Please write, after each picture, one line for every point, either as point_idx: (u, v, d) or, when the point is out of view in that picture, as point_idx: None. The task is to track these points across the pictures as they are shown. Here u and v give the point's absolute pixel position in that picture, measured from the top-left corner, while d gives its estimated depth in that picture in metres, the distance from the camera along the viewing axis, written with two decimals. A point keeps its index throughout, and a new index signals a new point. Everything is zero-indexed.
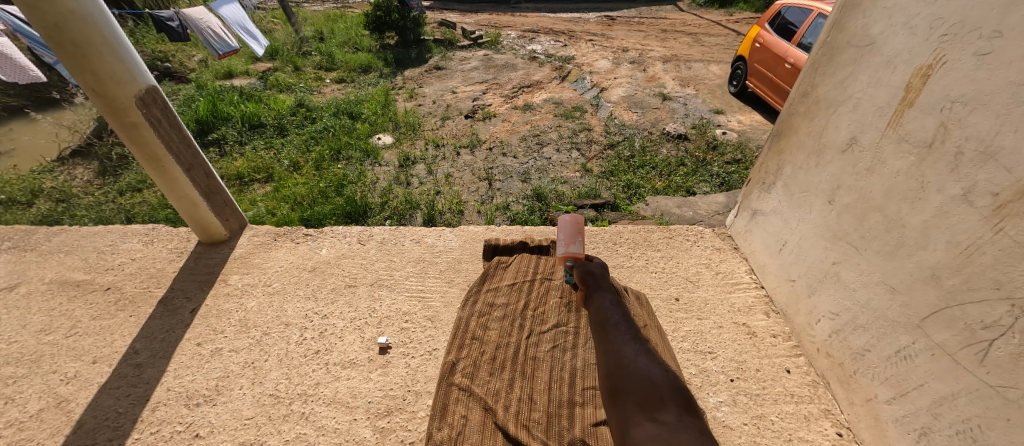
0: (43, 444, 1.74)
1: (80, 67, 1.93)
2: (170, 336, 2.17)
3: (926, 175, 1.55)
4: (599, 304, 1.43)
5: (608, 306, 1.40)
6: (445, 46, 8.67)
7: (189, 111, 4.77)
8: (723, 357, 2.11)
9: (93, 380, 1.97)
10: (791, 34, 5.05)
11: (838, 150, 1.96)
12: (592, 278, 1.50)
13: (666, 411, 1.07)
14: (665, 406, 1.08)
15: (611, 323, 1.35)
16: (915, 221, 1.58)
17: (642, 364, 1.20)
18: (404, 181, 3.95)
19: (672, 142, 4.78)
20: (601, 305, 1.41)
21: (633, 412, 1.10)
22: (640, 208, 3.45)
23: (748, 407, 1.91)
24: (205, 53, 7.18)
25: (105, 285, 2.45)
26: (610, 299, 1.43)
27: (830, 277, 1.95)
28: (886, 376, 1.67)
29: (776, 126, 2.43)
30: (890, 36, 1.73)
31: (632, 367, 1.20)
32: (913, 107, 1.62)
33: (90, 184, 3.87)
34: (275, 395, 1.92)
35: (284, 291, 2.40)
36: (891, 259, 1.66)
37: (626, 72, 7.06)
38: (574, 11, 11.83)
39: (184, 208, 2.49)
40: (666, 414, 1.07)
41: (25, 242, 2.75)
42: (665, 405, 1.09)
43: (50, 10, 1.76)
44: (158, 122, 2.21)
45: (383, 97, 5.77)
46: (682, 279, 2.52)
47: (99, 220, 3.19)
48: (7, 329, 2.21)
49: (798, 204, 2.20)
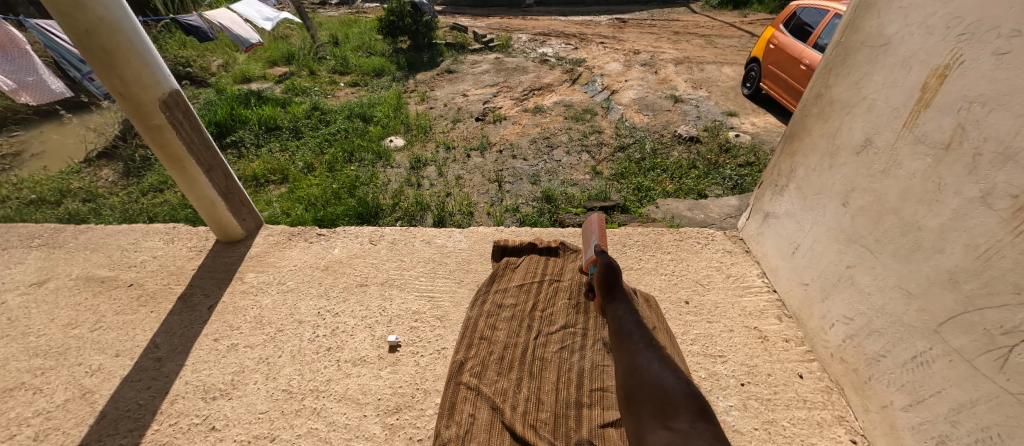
0: (68, 433, 1.81)
1: (108, 72, 2.02)
2: (188, 332, 2.24)
3: (942, 176, 1.52)
4: (612, 314, 1.43)
5: (622, 315, 1.40)
6: (457, 50, 8.76)
7: (209, 114, 4.91)
8: (733, 361, 2.09)
9: (116, 373, 2.04)
10: (806, 35, 4.98)
11: (853, 152, 1.93)
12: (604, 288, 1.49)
13: (680, 418, 1.08)
14: (678, 413, 1.09)
15: (624, 334, 1.35)
16: (932, 224, 1.55)
17: (656, 372, 1.21)
18: (415, 183, 4.01)
19: (684, 144, 4.75)
20: (615, 315, 1.41)
21: (647, 421, 1.12)
22: (651, 211, 3.44)
23: (758, 411, 1.89)
24: (225, 59, 7.38)
25: (128, 281, 2.53)
26: (623, 308, 1.42)
27: (844, 280, 1.92)
28: (902, 383, 1.64)
29: (789, 128, 2.40)
30: (906, 37, 1.71)
31: (647, 375, 1.21)
32: (929, 108, 1.59)
33: (115, 185, 4.01)
34: (288, 391, 1.97)
35: (298, 290, 2.46)
36: (907, 262, 1.63)
37: (638, 74, 7.03)
38: (585, 14, 11.81)
39: (203, 208, 2.56)
40: (680, 421, 1.07)
41: (54, 239, 2.87)
42: (678, 413, 1.09)
43: (81, 17, 1.85)
44: (180, 125, 2.28)
45: (395, 100, 5.85)
46: (693, 282, 2.50)
47: (123, 219, 3.31)
48: (36, 322, 2.31)
49: (811, 207, 2.17)
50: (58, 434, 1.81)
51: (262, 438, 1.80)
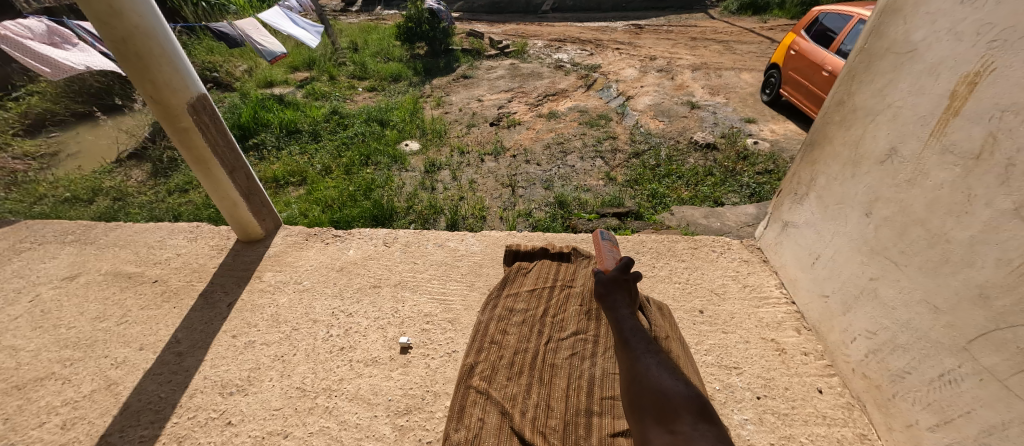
0: (93, 423, 1.88)
1: (140, 76, 2.11)
2: (208, 328, 2.30)
3: (973, 188, 1.46)
4: (613, 319, 1.48)
5: (622, 320, 1.46)
6: (473, 55, 8.84)
7: (233, 117, 5.08)
8: (749, 373, 2.04)
9: (140, 365, 2.12)
10: (829, 41, 4.86)
11: (877, 161, 1.87)
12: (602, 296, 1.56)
13: (682, 422, 1.12)
14: (680, 417, 1.13)
15: (624, 338, 1.40)
16: (961, 237, 1.49)
17: (657, 376, 1.25)
18: (429, 186, 4.06)
19: (700, 151, 4.68)
20: (616, 320, 1.47)
21: (650, 426, 1.16)
22: (665, 218, 3.40)
23: (776, 426, 1.83)
24: (250, 64, 7.63)
25: (153, 278, 2.62)
26: (622, 313, 1.48)
27: (867, 294, 1.86)
28: (928, 401, 1.58)
29: (811, 135, 2.33)
30: (933, 43, 1.66)
31: (648, 381, 1.25)
32: (958, 116, 1.53)
33: (144, 184, 4.17)
34: (302, 389, 2.00)
35: (314, 289, 2.51)
36: (934, 276, 1.57)
37: (654, 80, 6.96)
38: (601, 21, 11.80)
39: (226, 208, 2.64)
40: (682, 425, 1.12)
41: (86, 235, 2.99)
42: (680, 416, 1.13)
43: (118, 24, 1.95)
44: (206, 127, 2.36)
45: (411, 104, 5.94)
46: (708, 291, 2.45)
47: (151, 218, 3.44)
48: (67, 314, 2.41)
49: (832, 217, 2.10)
50: (84, 423, 1.88)
51: (275, 434, 1.84)
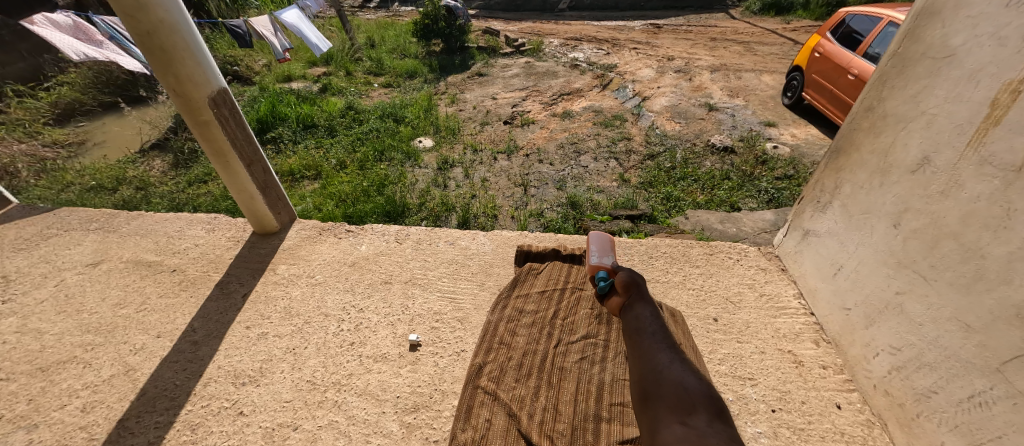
0: (111, 407, 1.93)
1: (164, 69, 2.14)
2: (223, 318, 2.35)
3: (1012, 201, 1.38)
4: (637, 313, 1.56)
5: (647, 316, 1.53)
6: (488, 53, 8.82)
7: (252, 111, 5.17)
8: (764, 385, 1.98)
9: (156, 353, 2.17)
10: (855, 44, 4.68)
11: (907, 171, 1.78)
12: (631, 288, 1.64)
13: (697, 417, 1.17)
14: (696, 412, 1.18)
15: (647, 331, 1.48)
16: (997, 253, 1.41)
17: (677, 372, 1.31)
18: (441, 183, 4.06)
19: (717, 155, 4.58)
20: (640, 314, 1.55)
21: (663, 414, 1.21)
22: (679, 222, 3.33)
23: (790, 441, 1.77)
24: (269, 59, 7.75)
25: (172, 267, 2.68)
26: (648, 309, 1.56)
27: (892, 309, 1.77)
28: (955, 423, 1.51)
29: (835, 141, 2.24)
30: (974, 49, 1.57)
31: (667, 375, 1.31)
32: (999, 126, 1.45)
33: (165, 175, 4.28)
34: (311, 382, 2.02)
35: (325, 284, 2.52)
36: (966, 293, 1.49)
37: (672, 81, 6.83)
38: (618, 20, 11.64)
39: (243, 201, 2.68)
40: (697, 420, 1.16)
41: (109, 224, 3.08)
42: (696, 411, 1.18)
43: (144, 18, 1.98)
44: (226, 121, 2.40)
45: (426, 101, 5.95)
46: (722, 299, 2.38)
47: (172, 208, 3.53)
48: (90, 300, 2.48)
49: (856, 227, 2.02)
50: (103, 407, 1.94)
51: (285, 426, 1.86)
